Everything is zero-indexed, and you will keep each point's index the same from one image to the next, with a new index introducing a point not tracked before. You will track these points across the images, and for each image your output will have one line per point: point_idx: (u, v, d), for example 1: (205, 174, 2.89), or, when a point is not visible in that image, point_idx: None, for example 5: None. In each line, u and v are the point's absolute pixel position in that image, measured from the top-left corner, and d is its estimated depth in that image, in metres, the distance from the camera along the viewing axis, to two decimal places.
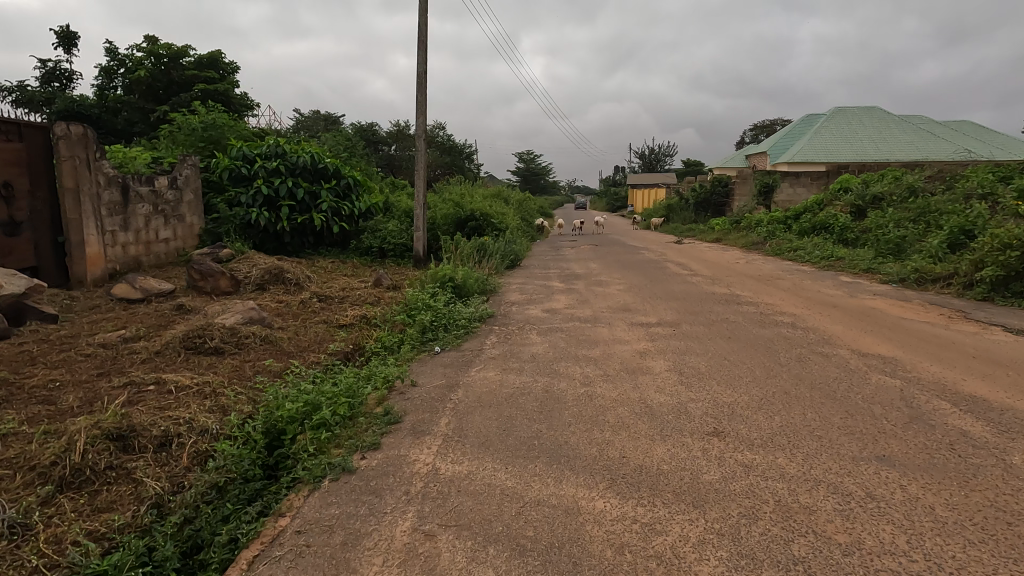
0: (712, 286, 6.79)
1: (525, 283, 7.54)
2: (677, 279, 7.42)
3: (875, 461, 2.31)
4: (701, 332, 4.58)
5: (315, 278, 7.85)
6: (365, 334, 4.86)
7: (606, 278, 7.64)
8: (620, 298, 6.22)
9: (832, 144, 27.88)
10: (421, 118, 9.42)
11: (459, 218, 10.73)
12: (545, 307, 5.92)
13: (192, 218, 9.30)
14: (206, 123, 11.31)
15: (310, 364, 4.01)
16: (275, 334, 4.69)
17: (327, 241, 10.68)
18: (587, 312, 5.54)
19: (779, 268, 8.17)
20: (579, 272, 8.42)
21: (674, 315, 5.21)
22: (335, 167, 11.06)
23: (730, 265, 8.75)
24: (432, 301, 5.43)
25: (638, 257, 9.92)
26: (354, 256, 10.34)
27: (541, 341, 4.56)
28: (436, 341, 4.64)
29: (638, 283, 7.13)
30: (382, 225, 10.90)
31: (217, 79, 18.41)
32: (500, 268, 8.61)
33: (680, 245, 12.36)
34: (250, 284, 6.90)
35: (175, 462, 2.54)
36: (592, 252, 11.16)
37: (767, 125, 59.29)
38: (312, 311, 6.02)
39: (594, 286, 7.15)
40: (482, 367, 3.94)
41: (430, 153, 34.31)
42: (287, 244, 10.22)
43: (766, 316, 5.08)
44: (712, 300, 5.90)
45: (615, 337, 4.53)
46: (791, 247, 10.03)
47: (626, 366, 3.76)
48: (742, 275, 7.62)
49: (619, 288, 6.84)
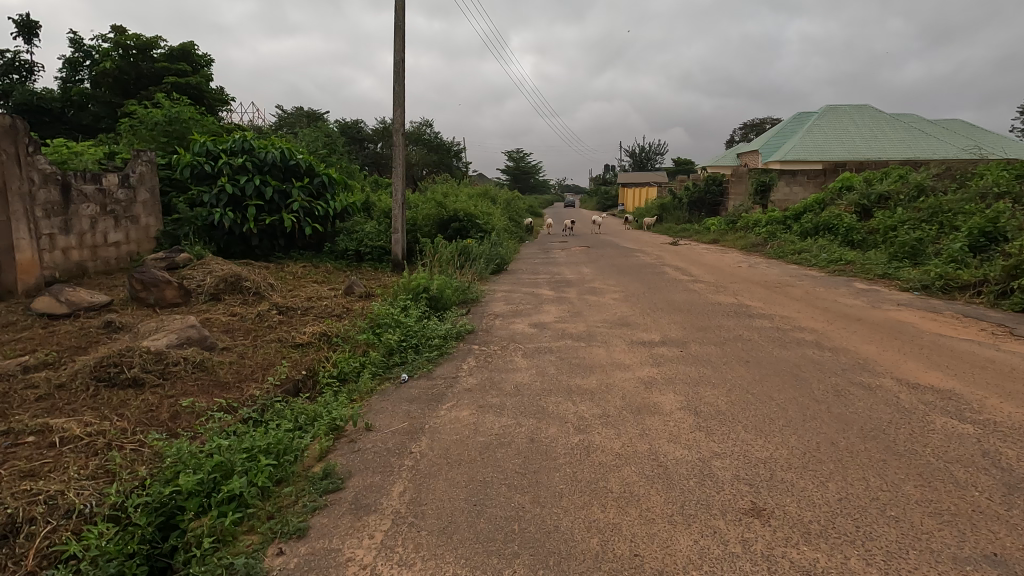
0: (716, 294, 6.16)
1: (511, 291, 6.86)
2: (677, 286, 6.78)
3: (988, 566, 1.66)
4: (713, 354, 3.94)
5: (279, 285, 7.12)
6: (322, 359, 4.15)
7: (600, 285, 6.99)
8: (615, 309, 5.57)
9: (825, 142, 27.49)
10: (399, 111, 8.70)
11: (442, 219, 10.01)
12: (533, 321, 5.25)
13: (148, 219, 8.50)
14: (170, 116, 10.52)
15: (245, 400, 3.29)
16: (213, 359, 3.97)
17: (299, 243, 9.96)
18: (580, 328, 4.88)
19: (785, 273, 7.56)
20: (570, 278, 7.74)
21: (678, 331, 4.57)
22: (309, 165, 10.27)
23: (732, 269, 8.13)
24: (403, 316, 4.74)
25: (634, 261, 9.27)
26: (328, 259, 9.61)
27: (526, 365, 3.90)
28: (403, 367, 3.95)
29: (635, 291, 6.48)
30: (359, 226, 10.29)
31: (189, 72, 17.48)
32: (484, 273, 7.93)
33: (676, 247, 11.76)
34: (202, 294, 6.16)
35: (15, 566, 1.85)
36: (584, 254, 10.50)
37: (757, 124, 58.96)
38: (268, 326, 5.30)
39: (587, 294, 6.51)
40: (454, 403, 3.25)
41: (417, 151, 33.50)
42: (255, 247, 9.48)
43: (784, 332, 4.45)
44: (719, 311, 5.27)
45: (613, 360, 3.88)
46: (794, 250, 9.43)
47: (628, 402, 3.10)
48: (748, 281, 7.00)
49: (614, 297, 6.19)
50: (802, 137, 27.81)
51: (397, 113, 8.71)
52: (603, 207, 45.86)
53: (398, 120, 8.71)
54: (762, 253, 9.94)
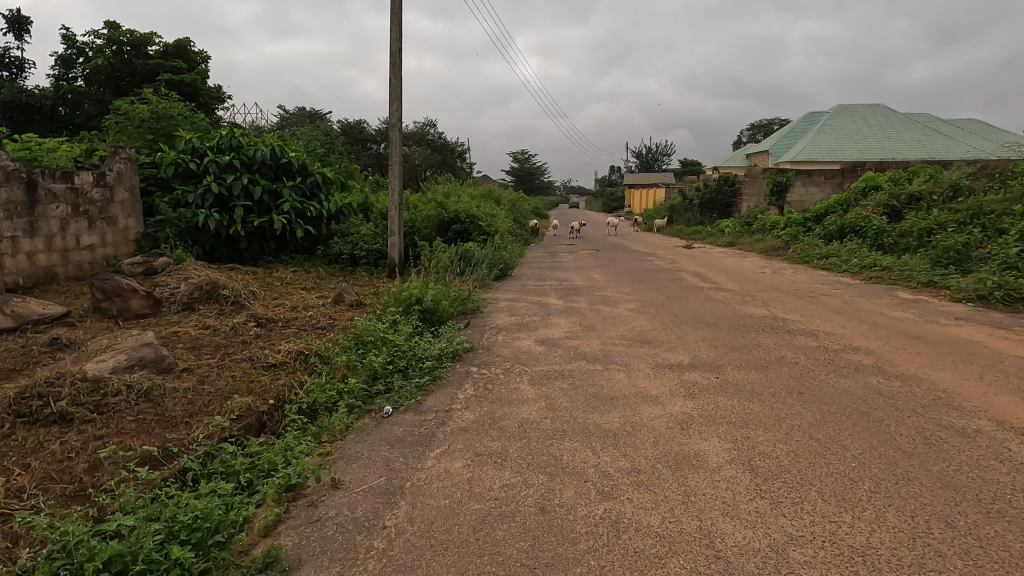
0: (745, 305, 5.51)
1: (516, 301, 6.24)
2: (698, 295, 6.16)
3: None
4: (756, 383, 3.31)
5: (263, 293, 6.53)
6: (293, 387, 3.54)
7: (613, 294, 6.37)
8: (633, 322, 4.94)
9: (838, 142, 26.76)
10: (396, 105, 8.09)
11: (442, 221, 9.40)
12: (541, 337, 4.63)
13: (126, 220, 7.92)
14: (157, 113, 9.96)
15: (189, 442, 2.69)
16: (164, 386, 3.37)
17: (290, 246, 9.39)
18: (595, 346, 4.24)
19: (816, 280, 6.92)
20: (581, 285, 7.10)
21: (709, 352, 3.94)
22: (301, 163, 9.68)
23: (755, 276, 7.48)
24: (391, 332, 4.13)
25: (648, 266, 8.62)
26: (320, 264, 9.04)
27: (534, 395, 3.27)
28: (388, 398, 3.34)
29: (654, 301, 5.85)
30: (355, 228, 9.68)
31: (184, 69, 16.93)
32: (487, 279, 7.32)
33: (690, 250, 11.10)
34: (175, 304, 5.57)
35: None
36: (593, 258, 9.86)
37: (764, 125, 58.13)
38: (241, 342, 4.70)
39: (599, 304, 5.88)
40: (445, 449, 2.63)
41: (420, 152, 32.94)
42: (244, 250, 8.90)
43: (836, 354, 3.80)
44: (751, 327, 4.64)
45: (638, 391, 3.24)
46: (820, 254, 8.77)
47: (663, 450, 2.48)
48: (776, 290, 6.36)
49: (632, 308, 5.56)
50: (815, 136, 27.08)
51: (394, 107, 8.10)
52: (608, 209, 45.18)
53: (395, 115, 8.10)
54: (785, 257, 9.27)
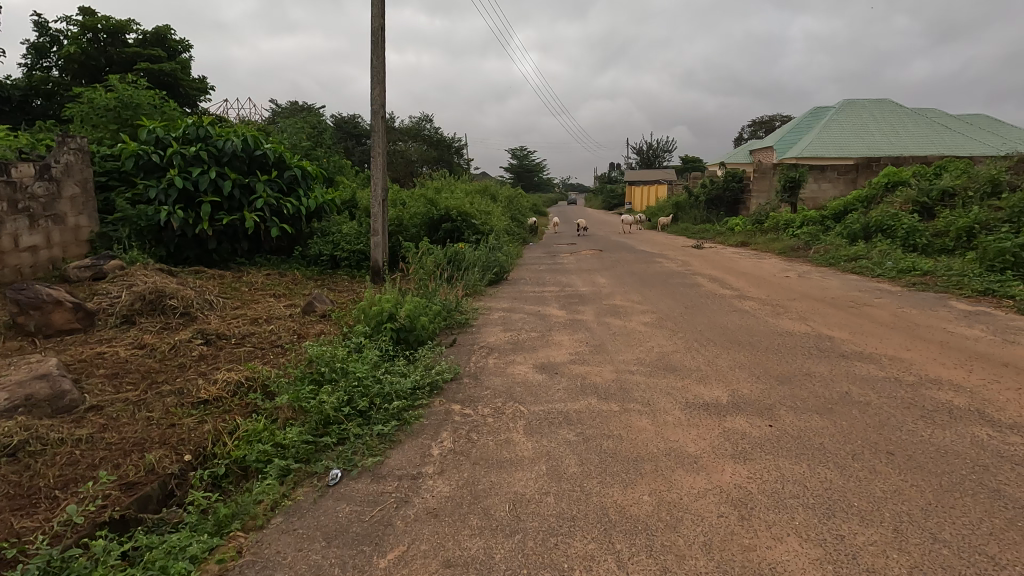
0: (779, 320, 4.70)
1: (511, 312, 5.43)
2: (721, 305, 5.36)
3: None
4: (824, 435, 2.49)
5: (223, 302, 5.72)
6: (218, 436, 2.75)
7: (624, 303, 5.56)
8: (649, 342, 4.14)
9: (845, 137, 26.00)
10: (379, 90, 7.26)
11: (431, 219, 8.59)
12: (540, 361, 3.81)
13: (77, 218, 7.07)
14: (123, 102, 9.15)
15: (34, 542, 1.90)
16: (44, 439, 2.59)
17: (266, 247, 8.59)
18: (607, 377, 3.42)
19: (850, 287, 6.14)
20: (585, 292, 6.27)
21: (752, 387, 3.13)
22: (278, 156, 8.85)
23: (779, 281, 6.69)
24: (355, 358, 3.34)
25: (658, 269, 7.82)
26: (298, 266, 8.24)
27: (532, 454, 2.45)
28: (339, 454, 2.55)
29: (672, 313, 5.06)
30: (337, 227, 8.87)
31: (164, 59, 16.05)
32: (479, 284, 6.53)
33: (702, 251, 10.30)
34: (110, 317, 4.75)
35: None
36: (597, 260, 9.04)
37: (766, 121, 57.22)
38: (179, 367, 3.90)
39: (607, 316, 5.06)
40: (404, 553, 1.82)
41: (416, 148, 32.08)
42: (213, 252, 8.08)
43: (915, 390, 3.00)
44: (795, 349, 3.83)
45: (670, 448, 2.43)
46: (846, 256, 8.01)
47: (723, 565, 1.67)
48: (810, 299, 5.55)
49: (646, 323, 4.74)
50: (821, 131, 26.30)
51: (376, 92, 7.28)
52: (609, 207, 44.34)
53: (378, 101, 7.28)
54: (807, 260, 8.47)
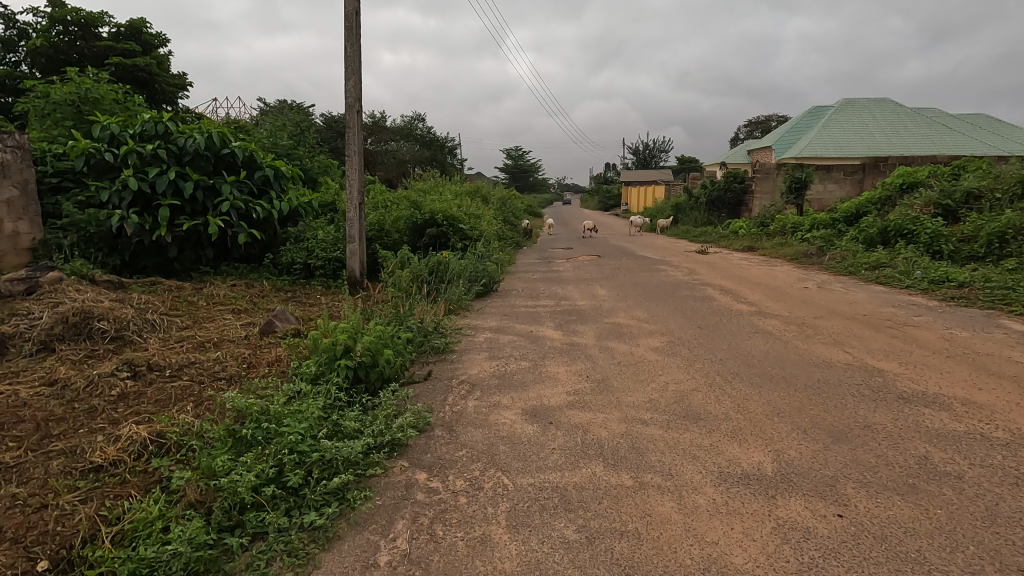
0: (811, 346, 4.00)
1: (499, 334, 4.72)
2: (740, 325, 4.69)
3: None
4: (920, 537, 1.81)
5: (170, 322, 4.99)
6: (92, 531, 2.04)
7: (628, 323, 4.85)
8: (662, 377, 3.45)
9: (845, 137, 25.48)
10: (354, 81, 6.55)
11: (416, 224, 7.85)
12: (531, 405, 3.10)
13: (15, 224, 6.32)
14: (80, 97, 8.39)
15: None
16: None
17: (234, 254, 7.87)
18: (614, 431, 2.72)
19: (881, 301, 5.47)
20: (584, 308, 5.57)
21: (802, 449, 2.44)
22: (248, 155, 8.11)
23: (799, 293, 6.03)
24: (293, 409, 2.63)
25: (662, 279, 7.13)
26: (268, 275, 7.53)
27: (516, 567, 1.77)
28: (249, 565, 1.85)
29: (685, 336, 4.37)
30: (312, 233, 8.15)
31: (138, 53, 15.21)
32: (465, 298, 5.84)
33: (706, 257, 9.65)
34: (25, 344, 4.01)
35: None
36: (596, 268, 8.34)
37: (760, 121, 56.68)
38: (89, 412, 3.18)
39: (609, 340, 4.36)
40: None
41: (408, 148, 31.32)
42: (174, 260, 7.35)
43: (1015, 454, 2.32)
44: (842, 388, 3.14)
45: (709, 560, 1.75)
46: (865, 264, 7.38)
47: None
48: (839, 318, 4.87)
49: (656, 350, 4.05)
50: (820, 131, 25.79)
51: (351, 83, 6.57)
52: (604, 208, 43.75)
53: (353, 93, 6.57)
54: (823, 267, 7.81)
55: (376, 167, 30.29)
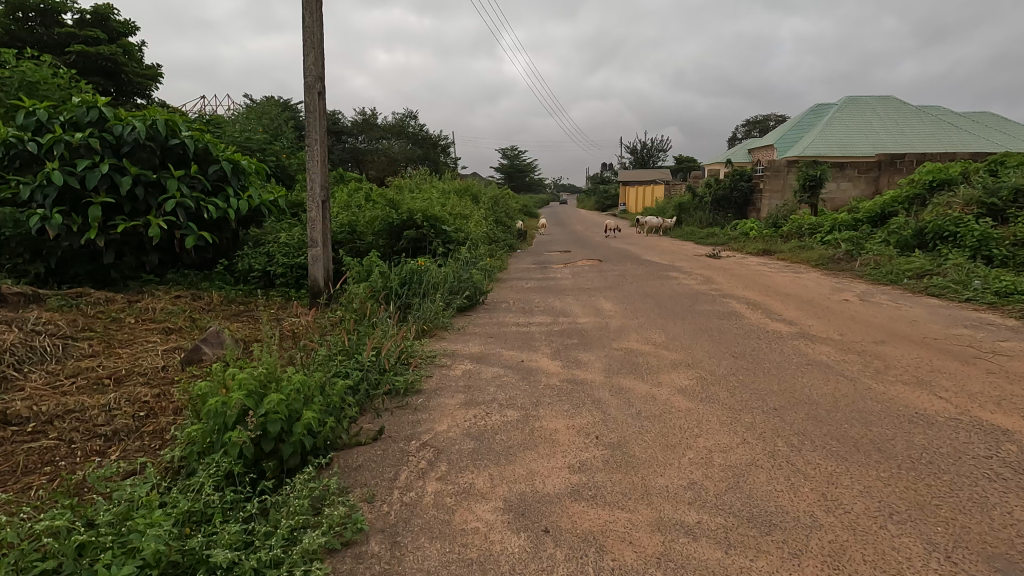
0: (891, 388, 3.03)
1: (481, 366, 3.73)
2: (786, 354, 3.72)
3: None
4: None
5: (71, 349, 3.98)
6: None
7: (644, 351, 3.86)
8: (702, 441, 2.47)
9: (849, 134, 24.62)
10: (313, 58, 5.55)
11: (393, 226, 6.85)
12: (518, 494, 2.12)
13: None
14: (8, 80, 7.31)
15: None
16: None
17: (184, 260, 6.87)
18: (646, 552, 1.75)
19: (945, 320, 4.52)
20: (587, 328, 4.59)
21: None
22: (202, 147, 7.09)
23: (842, 309, 5.07)
24: (131, 519, 1.66)
25: (676, 289, 6.16)
26: (221, 284, 6.54)
27: None
28: None
29: (719, 372, 3.40)
30: (275, 236, 7.17)
31: (104, 41, 14.11)
32: (443, 314, 4.85)
33: (719, 261, 8.69)
34: None
35: None
36: (598, 275, 7.36)
37: (757, 121, 55.85)
38: None
39: (621, 376, 3.38)
40: None
41: (400, 146, 30.27)
42: (110, 267, 6.33)
43: None
44: (966, 468, 2.17)
45: None
46: (906, 271, 6.43)
47: None
48: (906, 343, 3.90)
49: (686, 394, 3.06)
50: (824, 129, 24.94)
51: (310, 60, 5.57)
52: (602, 208, 42.77)
53: (313, 72, 5.58)
54: (856, 275, 6.86)
55: (367, 165, 29.28)
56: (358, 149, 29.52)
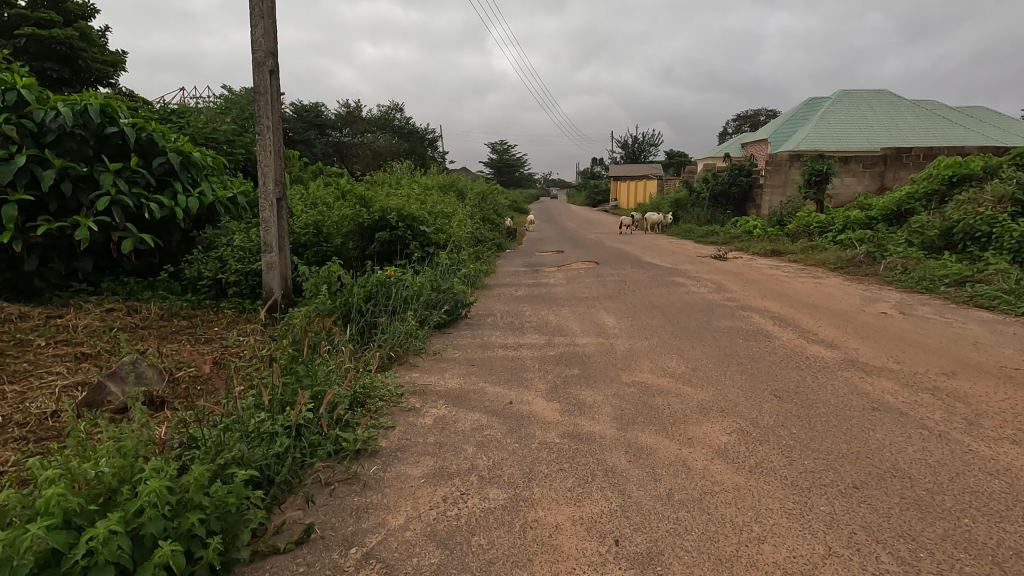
0: (1000, 451, 2.28)
1: (458, 411, 2.93)
2: (841, 393, 2.97)
3: None
4: None
5: None
6: None
7: (662, 389, 3.09)
8: (770, 555, 1.71)
9: (843, 129, 24.05)
10: (262, 29, 4.69)
11: (364, 227, 6.02)
12: None
13: None
14: None
15: None
16: None
17: (125, 265, 5.98)
18: None
19: (1011, 341, 3.80)
20: (588, 353, 3.80)
21: None
22: (146, 136, 6.15)
23: (883, 325, 4.34)
24: None
25: (687, 299, 5.40)
26: (165, 294, 5.68)
27: None
28: None
29: (763, 421, 2.65)
30: (231, 236, 6.30)
31: (59, 23, 12.96)
32: (415, 335, 4.06)
33: (727, 264, 7.96)
34: None
35: None
36: (596, 281, 6.60)
37: (747, 116, 55.37)
38: None
39: (639, 430, 2.61)
40: None
41: (385, 140, 29.28)
42: (34, 275, 5.42)
43: None
44: None
45: None
46: (940, 277, 5.74)
47: None
48: (984, 375, 3.17)
49: (729, 461, 2.29)
50: (818, 123, 24.36)
51: (260, 31, 4.70)
52: (592, 203, 42.03)
53: (262, 46, 4.71)
54: (882, 281, 6.16)
55: (351, 159, 28.24)
56: (341, 143, 28.44)
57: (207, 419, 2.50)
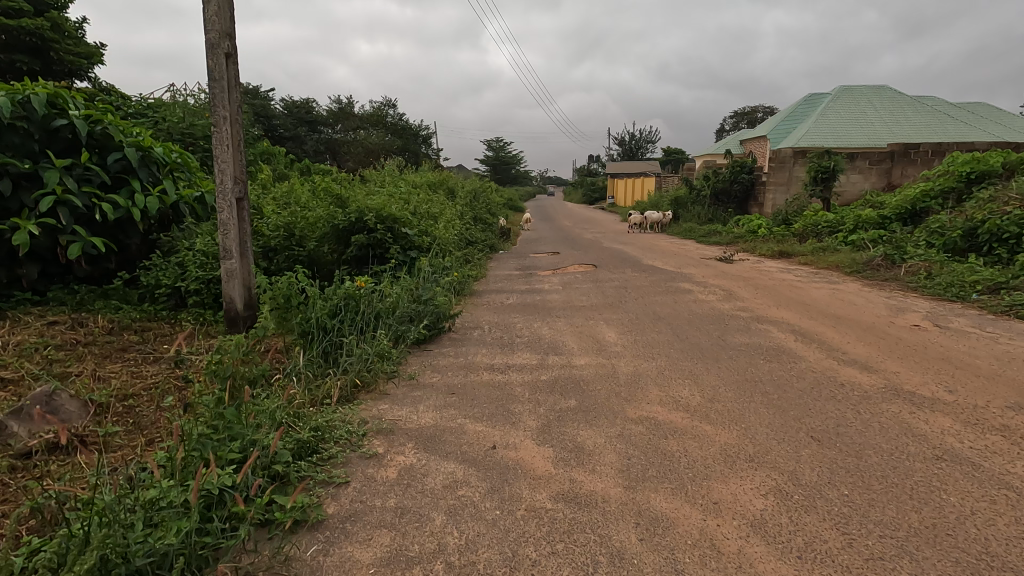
0: None
1: (430, 459, 2.41)
2: (892, 434, 2.46)
3: None
4: None
5: None
6: None
7: (677, 429, 2.57)
8: None
9: (843, 125, 23.57)
10: (216, 5, 4.13)
11: (339, 228, 5.48)
12: None
13: None
14: None
15: None
16: None
17: (76, 271, 5.35)
18: None
19: None
20: (587, 378, 3.28)
21: None
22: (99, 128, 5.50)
23: (918, 341, 3.84)
24: None
25: (696, 308, 4.89)
26: (118, 303, 5.11)
27: None
28: None
29: (803, 477, 2.13)
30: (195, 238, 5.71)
31: (29, 13, 12.31)
32: (385, 356, 3.53)
33: (733, 266, 7.46)
34: None
35: None
36: (594, 287, 6.08)
37: (745, 112, 54.88)
38: None
39: (652, 490, 2.09)
40: None
41: (377, 137, 28.64)
42: None
43: None
44: None
45: None
46: (970, 284, 5.24)
47: None
48: None
49: (772, 542, 1.78)
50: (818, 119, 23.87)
51: (213, 9, 4.14)
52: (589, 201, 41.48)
53: (216, 25, 4.15)
54: (905, 287, 5.66)
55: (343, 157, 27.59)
56: (333, 140, 27.79)
57: (105, 482, 1.95)
